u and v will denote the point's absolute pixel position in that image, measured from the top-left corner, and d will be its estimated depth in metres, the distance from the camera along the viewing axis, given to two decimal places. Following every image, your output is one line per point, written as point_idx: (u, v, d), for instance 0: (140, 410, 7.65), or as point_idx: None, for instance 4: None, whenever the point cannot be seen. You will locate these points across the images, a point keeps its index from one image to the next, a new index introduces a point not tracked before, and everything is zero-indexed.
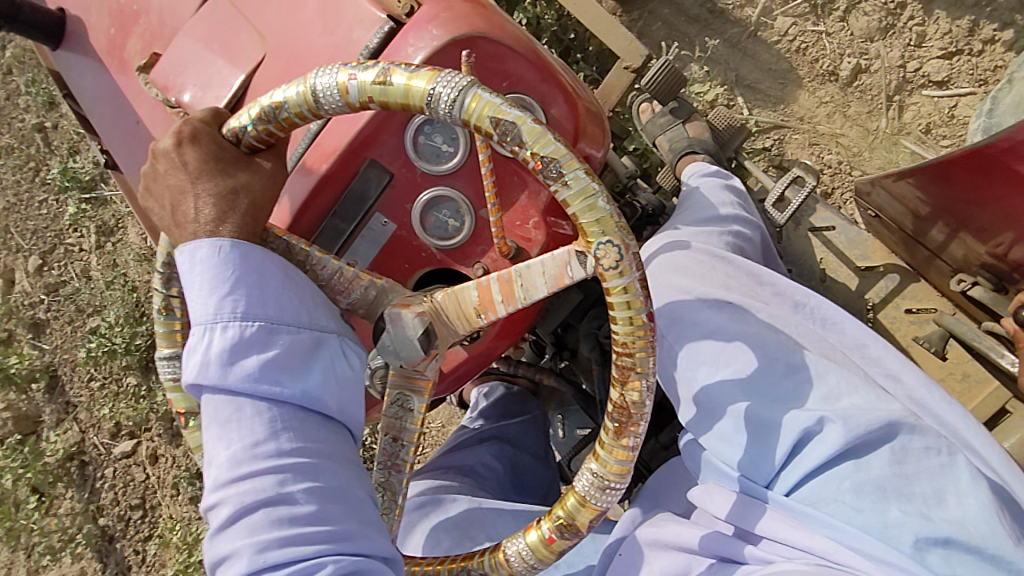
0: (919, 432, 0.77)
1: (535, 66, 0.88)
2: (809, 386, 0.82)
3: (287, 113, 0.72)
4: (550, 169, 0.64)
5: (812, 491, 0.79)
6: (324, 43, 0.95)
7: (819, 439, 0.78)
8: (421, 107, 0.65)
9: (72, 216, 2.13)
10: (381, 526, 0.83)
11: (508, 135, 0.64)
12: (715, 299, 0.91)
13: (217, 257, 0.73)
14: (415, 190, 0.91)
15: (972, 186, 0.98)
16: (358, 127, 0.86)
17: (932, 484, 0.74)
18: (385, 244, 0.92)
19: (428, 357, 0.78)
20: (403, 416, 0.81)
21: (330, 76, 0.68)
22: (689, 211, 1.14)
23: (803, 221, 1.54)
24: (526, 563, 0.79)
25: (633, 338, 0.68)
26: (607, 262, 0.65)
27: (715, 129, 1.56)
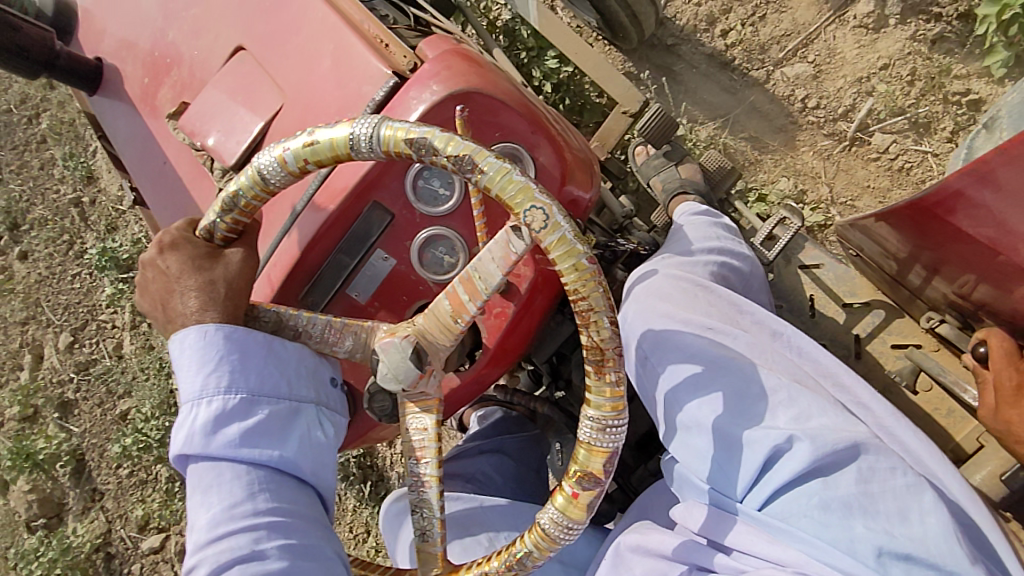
0: (882, 452, 0.85)
1: (526, 120, 0.97)
2: (783, 407, 0.90)
3: (245, 198, 0.83)
4: (465, 159, 0.73)
5: (783, 506, 0.86)
6: (337, 95, 1.05)
7: (789, 455, 0.86)
8: (348, 152, 0.78)
9: (110, 296, 2.29)
10: (428, 541, 0.84)
11: (423, 147, 0.75)
12: (697, 323, 0.99)
13: (204, 341, 0.84)
14: (413, 230, 0.99)
15: (930, 231, 0.98)
16: (364, 170, 0.95)
17: (896, 503, 0.81)
18: (385, 278, 1.00)
19: (424, 374, 0.83)
20: (421, 442, 0.86)
21: (268, 154, 0.80)
22: (677, 244, 1.24)
23: (793, 258, 1.61)
24: (562, 527, 0.78)
25: (584, 284, 0.73)
26: (534, 223, 0.72)
27: (708, 171, 1.63)
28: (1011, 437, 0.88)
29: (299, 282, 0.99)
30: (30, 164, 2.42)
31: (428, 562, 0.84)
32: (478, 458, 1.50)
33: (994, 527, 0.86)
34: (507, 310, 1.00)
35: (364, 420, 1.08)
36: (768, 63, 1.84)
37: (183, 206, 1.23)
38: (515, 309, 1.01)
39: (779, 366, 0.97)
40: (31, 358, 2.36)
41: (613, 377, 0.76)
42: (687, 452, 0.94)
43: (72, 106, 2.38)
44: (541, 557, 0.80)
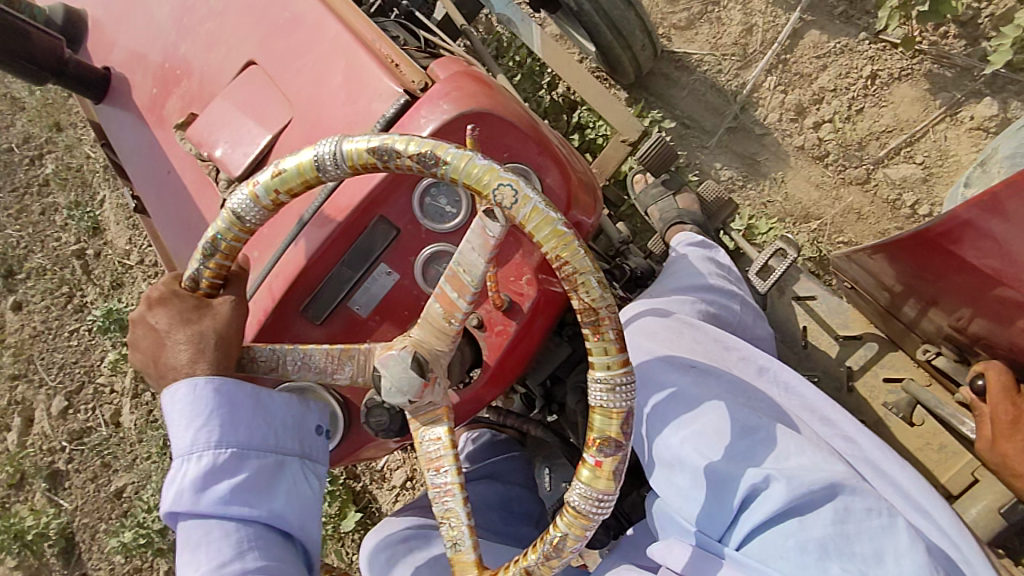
0: (859, 494, 0.82)
1: (533, 142, 0.99)
2: (762, 446, 0.86)
3: (224, 241, 0.81)
4: (427, 154, 0.74)
5: (760, 547, 0.83)
6: (346, 111, 1.06)
7: (763, 496, 0.83)
8: (316, 174, 0.77)
9: (112, 363, 2.22)
10: (461, 548, 0.86)
11: (387, 153, 0.75)
12: (681, 363, 0.97)
13: (192, 395, 0.82)
14: (418, 245, 0.99)
15: (926, 263, 1.01)
16: (369, 187, 0.96)
17: (873, 545, 0.79)
18: (388, 293, 1.01)
19: (429, 382, 0.84)
20: (433, 454, 0.86)
21: (240, 194, 0.79)
22: (669, 278, 1.23)
23: (787, 289, 1.62)
24: (592, 500, 0.77)
25: (565, 248, 0.72)
26: (505, 198, 0.72)
27: (705, 201, 1.65)
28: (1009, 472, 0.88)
29: (300, 293, 1.00)
30: (30, 209, 2.32)
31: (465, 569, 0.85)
32: (466, 482, 1.49)
33: (983, 561, 0.86)
34: (508, 328, 1.01)
35: (362, 434, 1.07)
36: (868, 162, 1.74)
37: (187, 213, 1.23)
38: (516, 327, 1.01)
39: (764, 408, 0.95)
40: (21, 421, 2.24)
41: (609, 335, 0.75)
42: (669, 490, 0.90)
43: (81, 151, 2.33)
44: (577, 539, 0.79)
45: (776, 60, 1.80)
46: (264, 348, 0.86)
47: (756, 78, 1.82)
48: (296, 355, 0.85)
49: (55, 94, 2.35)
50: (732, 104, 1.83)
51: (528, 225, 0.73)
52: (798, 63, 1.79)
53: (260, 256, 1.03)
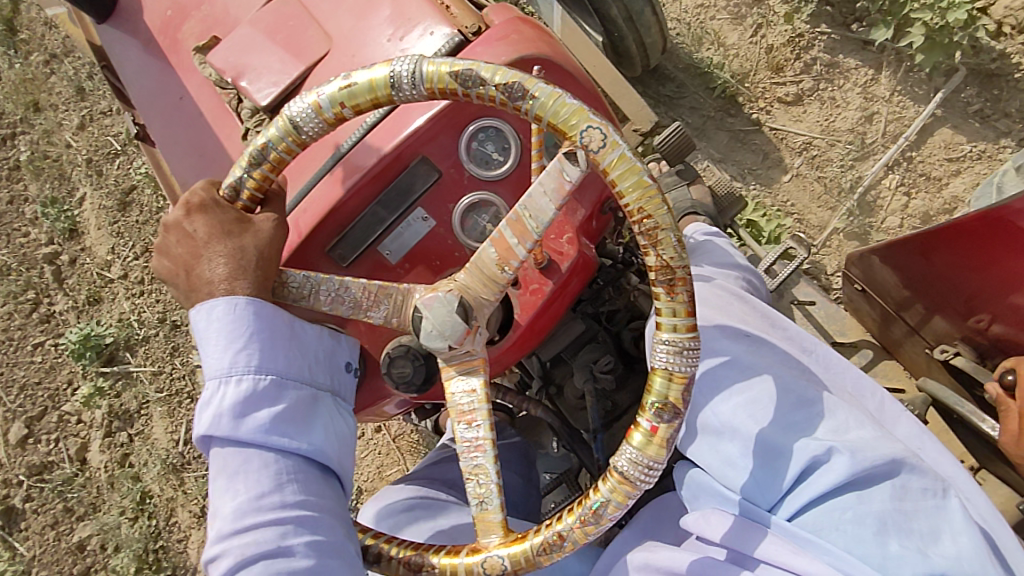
0: (917, 472, 0.82)
1: (586, 95, 0.96)
2: (820, 418, 0.86)
3: (275, 151, 0.78)
4: (516, 85, 0.71)
5: (814, 518, 0.81)
6: (391, 49, 1.02)
7: (825, 468, 0.81)
8: (389, 92, 0.73)
9: (85, 396, 1.99)
10: (487, 508, 0.79)
11: (469, 80, 0.71)
12: (732, 330, 0.96)
13: (234, 314, 0.78)
14: (458, 191, 0.95)
15: (970, 250, 1.03)
16: (413, 127, 0.91)
17: (929, 523, 0.79)
18: (422, 239, 0.96)
19: (471, 330, 0.78)
20: (464, 406, 0.80)
21: (302, 101, 0.76)
22: (706, 256, 1.17)
23: (787, 293, 1.62)
24: (641, 468, 0.74)
25: (649, 202, 0.70)
26: (594, 142, 0.70)
27: (717, 195, 1.65)
28: None
29: (328, 232, 0.94)
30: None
31: (487, 530, 0.79)
32: None
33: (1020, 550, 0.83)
34: (544, 287, 0.96)
35: (369, 392, 1.01)
36: None
37: (203, 142, 1.16)
38: (552, 287, 0.97)
39: (813, 379, 0.94)
40: None
41: (679, 298, 0.73)
42: (715, 460, 0.88)
43: (60, 139, 2.11)
44: (618, 506, 0.76)
45: (900, 156, 1.75)
46: (297, 272, 0.82)
47: (875, 173, 1.76)
48: (331, 285, 0.81)
49: (34, 69, 2.12)
50: (848, 198, 1.77)
51: (611, 172, 0.71)
52: (925, 163, 1.75)
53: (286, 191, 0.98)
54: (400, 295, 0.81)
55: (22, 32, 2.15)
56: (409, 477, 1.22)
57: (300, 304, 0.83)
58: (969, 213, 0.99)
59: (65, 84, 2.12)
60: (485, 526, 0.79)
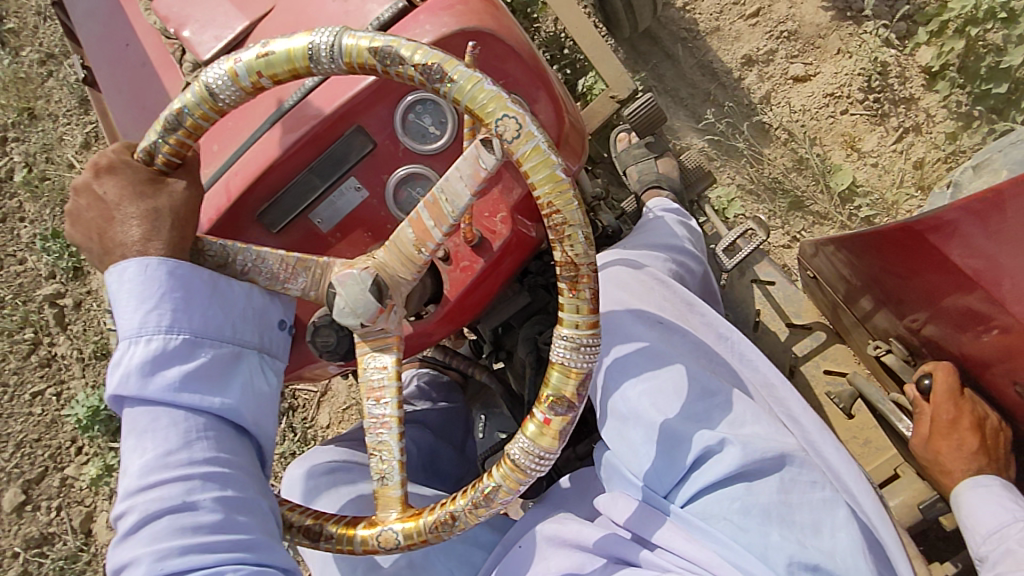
0: (806, 466, 0.84)
1: (528, 71, 0.93)
2: (720, 410, 0.87)
3: (190, 117, 0.75)
4: (434, 67, 0.69)
5: (704, 507, 0.84)
6: (336, 9, 0.98)
7: (718, 457, 0.83)
8: (308, 64, 0.71)
9: (94, 478, 1.92)
10: (388, 484, 0.82)
11: (389, 58, 0.70)
12: (647, 317, 0.97)
13: (144, 274, 0.78)
14: (393, 163, 0.94)
15: (899, 259, 1.02)
16: (347, 96, 0.89)
17: (813, 515, 0.80)
18: (354, 210, 0.95)
19: (385, 309, 0.79)
20: (376, 382, 0.82)
21: (218, 68, 0.73)
22: (647, 234, 1.21)
23: (748, 270, 1.59)
24: (533, 456, 0.76)
25: (559, 196, 0.69)
26: (511, 133, 0.68)
27: (685, 169, 1.62)
28: (939, 468, 0.99)
29: (258, 196, 0.93)
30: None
31: (388, 505, 0.82)
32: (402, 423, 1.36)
33: (901, 548, 0.87)
34: (475, 265, 0.97)
35: (300, 355, 1.02)
36: None
37: (144, 91, 1.14)
38: (484, 265, 0.97)
39: (721, 372, 0.96)
40: None
41: (580, 293, 0.73)
42: (621, 444, 0.90)
43: (62, 157, 2.07)
44: (510, 491, 0.78)
45: None
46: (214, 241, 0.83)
47: None
48: (248, 255, 0.81)
49: (28, 68, 2.09)
50: None
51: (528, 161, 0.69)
52: None
53: (220, 150, 0.97)
54: (318, 267, 0.82)
55: (9, 22, 2.12)
56: (341, 438, 1.26)
57: (220, 268, 0.82)
58: (893, 223, 0.98)
59: (66, 94, 2.09)
60: (386, 499, 0.82)
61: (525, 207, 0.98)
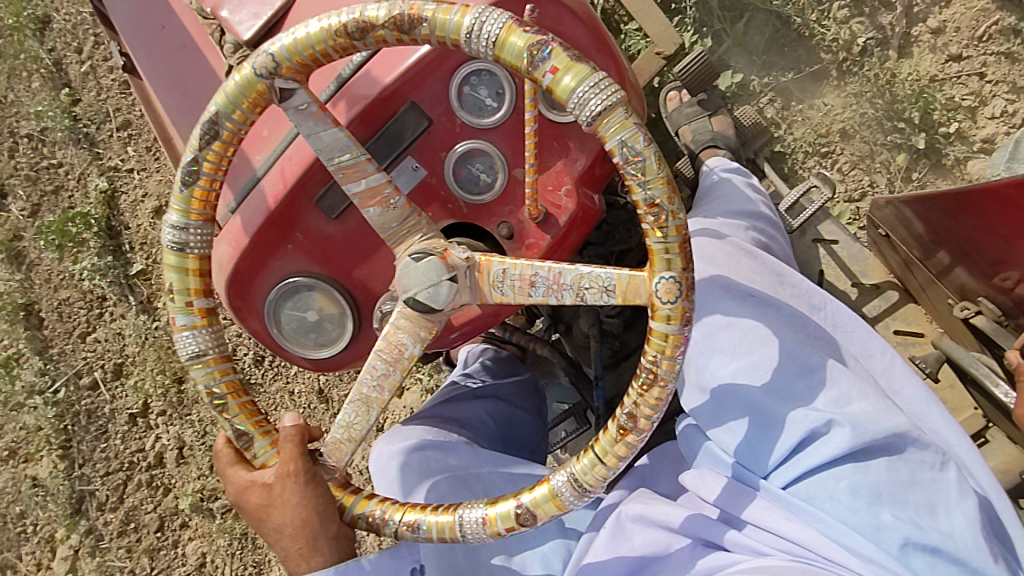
0: (920, 442, 0.77)
1: (590, 35, 0.88)
2: (821, 387, 0.81)
3: (218, 368, 0.80)
4: (228, 100, 0.74)
5: (808, 488, 0.78)
6: None
7: (825, 440, 0.77)
8: (183, 243, 0.79)
9: None
10: (614, 289, 0.71)
11: (191, 175, 0.78)
12: (738, 291, 0.89)
13: None
14: (450, 140, 0.90)
15: (1004, 219, 0.99)
16: (404, 67, 0.85)
17: (926, 495, 0.74)
18: (413, 191, 0.91)
19: (445, 254, 0.76)
20: (518, 280, 0.74)
21: (180, 332, 0.80)
22: (719, 201, 1.13)
23: (809, 229, 1.49)
24: (594, 85, 0.65)
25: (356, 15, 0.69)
26: (255, 63, 0.72)
27: (741, 126, 1.52)
28: None
29: (315, 182, 0.90)
30: (148, 524, 1.81)
31: (636, 289, 0.69)
32: (472, 398, 1.24)
33: (1017, 523, 0.80)
34: (540, 242, 0.92)
35: (369, 338, 0.98)
36: None
37: (185, 76, 1.10)
38: (549, 242, 0.92)
39: (821, 345, 0.88)
40: None
41: (428, 12, 0.67)
42: (716, 426, 0.85)
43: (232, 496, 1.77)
44: (633, 131, 0.65)
45: None
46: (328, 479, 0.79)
47: None
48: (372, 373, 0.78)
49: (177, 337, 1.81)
50: None
51: (282, 44, 0.71)
52: None
53: (270, 136, 0.94)
54: (403, 320, 0.78)
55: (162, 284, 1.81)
56: (419, 415, 1.22)
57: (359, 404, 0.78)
58: (1008, 177, 0.94)
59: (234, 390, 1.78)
60: (634, 289, 0.69)
61: (590, 179, 0.93)
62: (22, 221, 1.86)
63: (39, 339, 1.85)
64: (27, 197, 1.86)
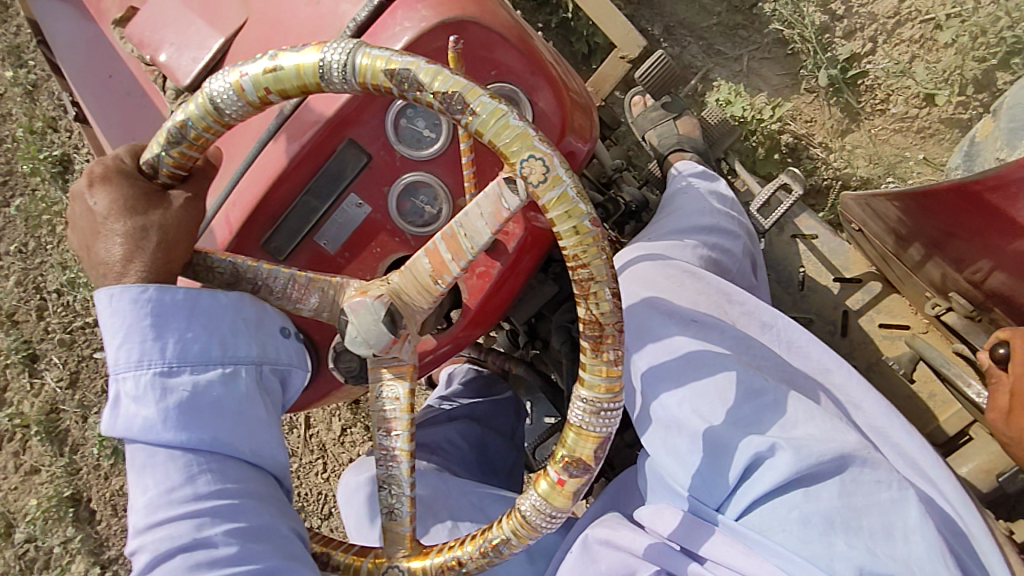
0: (870, 464, 0.75)
1: (523, 57, 0.86)
2: (768, 411, 0.79)
3: (194, 131, 0.68)
4: (455, 98, 0.61)
5: (760, 518, 0.76)
6: (308, 14, 0.92)
7: (769, 465, 0.75)
8: (317, 82, 0.64)
9: None
10: (393, 520, 0.76)
11: (409, 83, 0.62)
12: (680, 316, 0.87)
13: (136, 306, 0.73)
14: (393, 174, 0.89)
15: (952, 219, 0.97)
16: (339, 104, 0.84)
17: (881, 519, 0.72)
18: (356, 228, 0.90)
19: (398, 339, 0.73)
20: (391, 414, 0.76)
21: (223, 79, 0.65)
22: (673, 215, 1.11)
23: (788, 225, 1.48)
24: (545, 515, 0.69)
25: (584, 250, 0.62)
26: (530, 163, 0.61)
27: (708, 125, 1.50)
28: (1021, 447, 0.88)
29: (260, 225, 0.89)
30: None
31: (395, 542, 0.76)
32: (438, 420, 1.26)
33: (987, 535, 0.77)
34: (492, 269, 0.91)
35: (327, 377, 0.96)
36: None
37: (134, 121, 1.09)
38: (501, 268, 0.91)
39: (769, 366, 0.85)
40: None
41: (604, 355, 0.66)
42: (665, 453, 0.82)
43: None
44: (520, 544, 0.72)
45: None
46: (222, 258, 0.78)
47: None
48: (258, 273, 0.77)
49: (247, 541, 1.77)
50: None
51: (478, 116, 0.61)
52: None
53: (221, 176, 0.94)
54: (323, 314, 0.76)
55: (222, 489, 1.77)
56: None
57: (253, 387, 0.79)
58: (945, 183, 0.93)
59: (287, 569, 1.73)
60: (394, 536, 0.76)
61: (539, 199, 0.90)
62: (60, 393, 1.86)
63: (93, 538, 1.82)
64: (65, 364, 1.86)
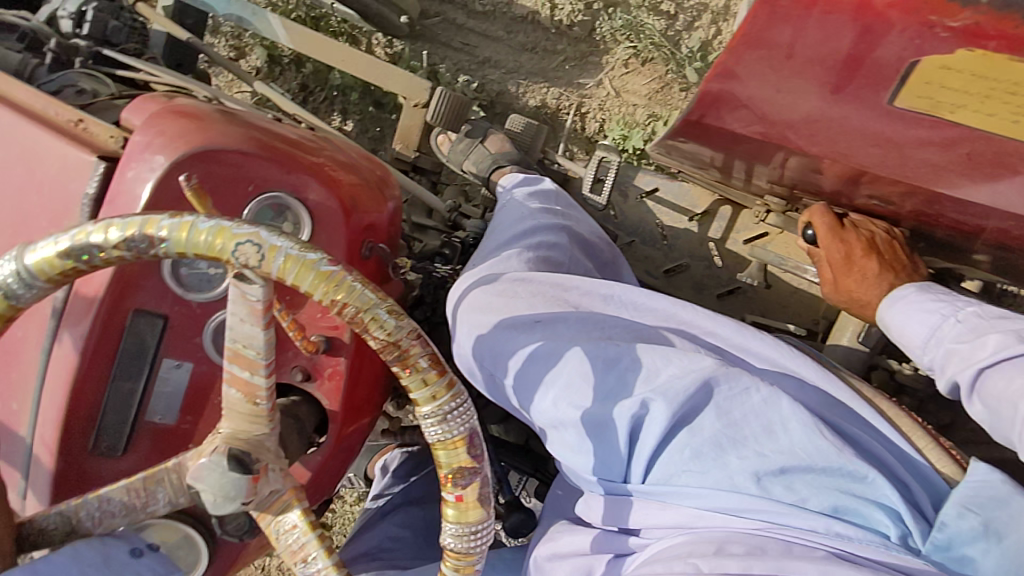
0: (733, 377, 0.77)
1: (275, 161, 0.85)
2: (631, 372, 0.78)
3: None
4: (134, 237, 0.59)
5: (662, 470, 0.76)
6: (41, 203, 0.86)
7: (648, 420, 0.75)
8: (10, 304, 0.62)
9: None
10: None
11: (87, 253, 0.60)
12: (521, 322, 0.86)
13: None
14: (198, 323, 0.84)
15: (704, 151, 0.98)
16: (107, 282, 0.80)
17: (758, 420, 0.74)
18: (185, 389, 0.85)
19: (258, 475, 0.68)
20: (294, 540, 0.70)
21: None
22: (495, 234, 1.12)
23: (628, 191, 1.48)
24: (467, 537, 0.67)
25: (335, 290, 0.61)
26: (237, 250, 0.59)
27: (516, 134, 1.53)
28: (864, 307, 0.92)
29: (80, 435, 0.83)
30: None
31: None
32: (378, 520, 1.20)
33: (856, 396, 0.81)
34: (339, 366, 0.88)
35: (229, 542, 0.89)
36: None
37: None
38: (347, 362, 0.88)
39: (618, 331, 0.86)
40: None
41: (419, 363, 0.64)
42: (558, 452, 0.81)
43: None
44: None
45: None
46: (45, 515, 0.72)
47: None
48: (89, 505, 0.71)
49: None
50: None
51: (168, 240, 0.59)
52: None
53: (21, 407, 0.85)
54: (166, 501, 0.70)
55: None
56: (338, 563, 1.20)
57: None
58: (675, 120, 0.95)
59: None
60: None
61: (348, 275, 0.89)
62: None
63: None
64: None
